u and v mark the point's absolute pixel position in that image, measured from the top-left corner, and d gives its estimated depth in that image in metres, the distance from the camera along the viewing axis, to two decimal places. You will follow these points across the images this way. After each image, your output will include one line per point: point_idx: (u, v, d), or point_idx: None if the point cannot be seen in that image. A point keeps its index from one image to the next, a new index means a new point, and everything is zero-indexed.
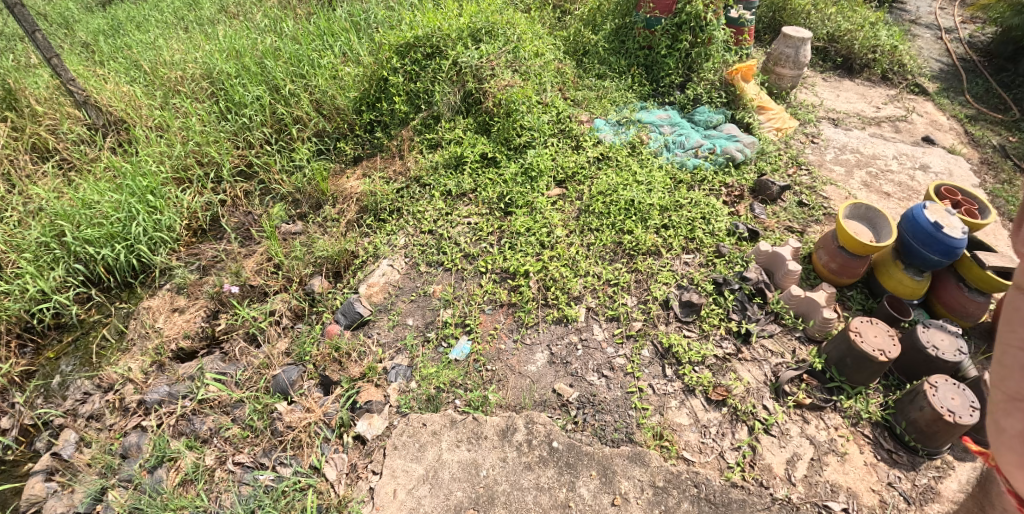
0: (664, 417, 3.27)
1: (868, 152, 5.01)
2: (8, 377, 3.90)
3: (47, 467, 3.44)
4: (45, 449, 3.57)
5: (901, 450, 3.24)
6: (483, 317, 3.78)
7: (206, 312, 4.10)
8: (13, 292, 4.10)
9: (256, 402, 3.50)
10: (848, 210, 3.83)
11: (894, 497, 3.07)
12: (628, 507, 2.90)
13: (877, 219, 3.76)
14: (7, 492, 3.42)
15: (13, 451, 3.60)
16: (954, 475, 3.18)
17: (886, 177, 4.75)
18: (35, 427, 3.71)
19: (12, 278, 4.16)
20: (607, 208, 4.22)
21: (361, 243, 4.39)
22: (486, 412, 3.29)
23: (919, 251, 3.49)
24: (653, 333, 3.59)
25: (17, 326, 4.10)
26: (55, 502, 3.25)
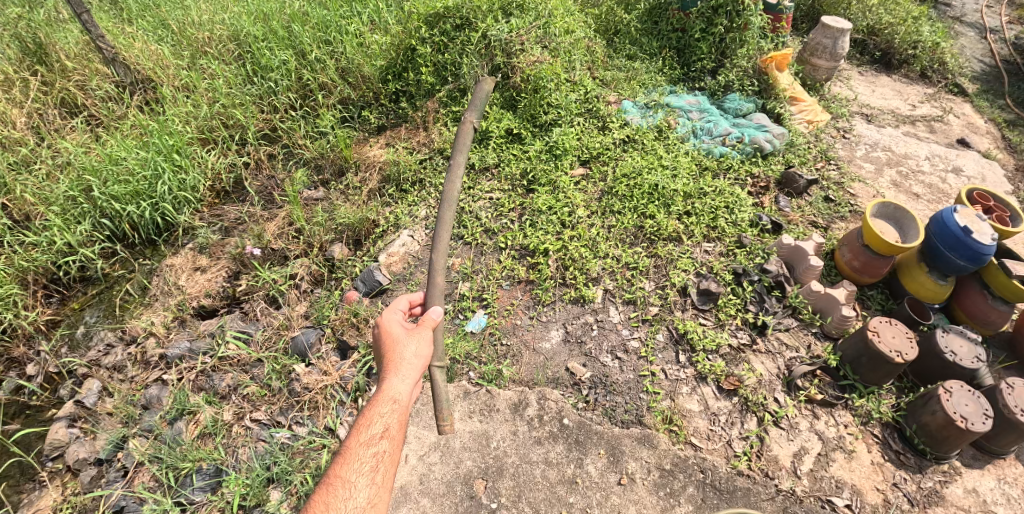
0: (675, 402, 3.29)
1: (901, 150, 4.89)
2: (35, 325, 4.03)
3: (70, 414, 3.54)
4: (69, 397, 3.68)
5: (909, 452, 3.22)
6: (501, 292, 3.80)
7: (227, 273, 4.16)
8: (41, 243, 4.21)
9: (274, 362, 3.57)
10: (876, 208, 3.76)
11: (898, 497, 3.07)
12: (634, 487, 2.96)
13: (904, 219, 3.70)
14: (33, 435, 3.55)
15: (38, 396, 3.73)
16: (961, 481, 3.17)
17: (917, 177, 4.64)
18: (60, 375, 3.84)
19: (41, 231, 4.27)
20: (630, 192, 4.19)
21: (382, 212, 4.43)
22: (499, 386, 3.34)
23: (945, 254, 3.42)
24: (669, 319, 3.59)
25: (44, 277, 4.23)
26: (80, 448, 3.35)
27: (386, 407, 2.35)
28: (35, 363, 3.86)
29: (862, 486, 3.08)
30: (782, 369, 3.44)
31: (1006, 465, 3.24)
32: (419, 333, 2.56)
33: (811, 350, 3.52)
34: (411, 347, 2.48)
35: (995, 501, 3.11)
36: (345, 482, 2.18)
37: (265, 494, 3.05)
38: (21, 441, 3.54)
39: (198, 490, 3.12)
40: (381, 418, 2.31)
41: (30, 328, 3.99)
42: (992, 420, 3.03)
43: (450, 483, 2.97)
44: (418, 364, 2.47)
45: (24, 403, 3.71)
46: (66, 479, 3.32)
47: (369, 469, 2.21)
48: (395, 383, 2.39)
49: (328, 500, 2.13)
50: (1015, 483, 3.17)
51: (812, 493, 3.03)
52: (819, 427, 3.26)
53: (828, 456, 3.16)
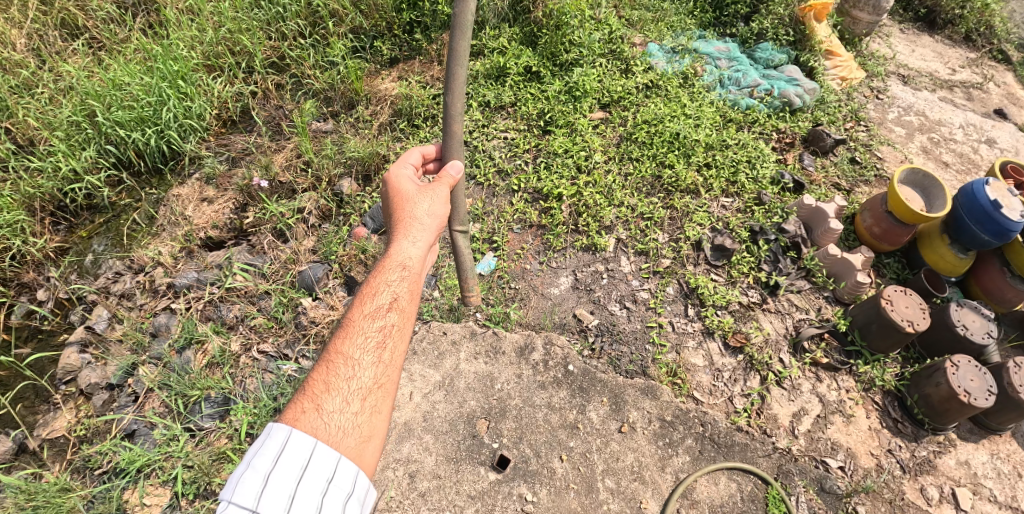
0: (680, 355, 3.28)
1: (935, 116, 4.66)
2: (43, 251, 4.01)
3: (81, 340, 3.56)
4: (80, 323, 3.71)
5: (907, 421, 3.22)
6: (511, 235, 3.77)
7: (235, 205, 4.11)
8: (45, 169, 4.14)
9: (281, 295, 3.57)
10: (905, 174, 3.61)
11: (891, 463, 3.07)
12: (635, 435, 2.97)
13: (932, 188, 3.55)
14: (46, 359, 3.60)
15: (49, 321, 3.76)
16: (954, 452, 3.16)
17: (948, 144, 4.46)
18: (70, 301, 3.84)
19: (45, 156, 4.20)
20: (649, 139, 4.07)
21: (393, 148, 4.33)
22: (506, 329, 3.34)
23: (970, 228, 3.30)
24: (681, 273, 3.53)
25: (51, 205, 4.19)
26: (92, 373, 3.39)
27: (393, 276, 2.28)
28: (45, 289, 3.87)
29: (856, 450, 3.09)
30: (790, 329, 3.40)
31: (1000, 441, 3.24)
32: (431, 193, 2.48)
33: (821, 313, 3.47)
34: (423, 206, 2.42)
35: (986, 474, 3.12)
36: (348, 358, 2.06)
37: (272, 424, 3.10)
38: (34, 365, 3.59)
39: (207, 417, 3.17)
40: (389, 288, 2.24)
41: (39, 255, 3.98)
42: (994, 397, 3.02)
43: (453, 422, 2.99)
44: (429, 229, 2.42)
45: (36, 328, 3.75)
46: (80, 402, 3.35)
47: (375, 344, 2.11)
48: (404, 250, 2.32)
49: (329, 378, 2.01)
50: (1008, 459, 3.18)
51: (806, 452, 3.05)
52: (821, 390, 3.25)
53: (827, 418, 3.16)
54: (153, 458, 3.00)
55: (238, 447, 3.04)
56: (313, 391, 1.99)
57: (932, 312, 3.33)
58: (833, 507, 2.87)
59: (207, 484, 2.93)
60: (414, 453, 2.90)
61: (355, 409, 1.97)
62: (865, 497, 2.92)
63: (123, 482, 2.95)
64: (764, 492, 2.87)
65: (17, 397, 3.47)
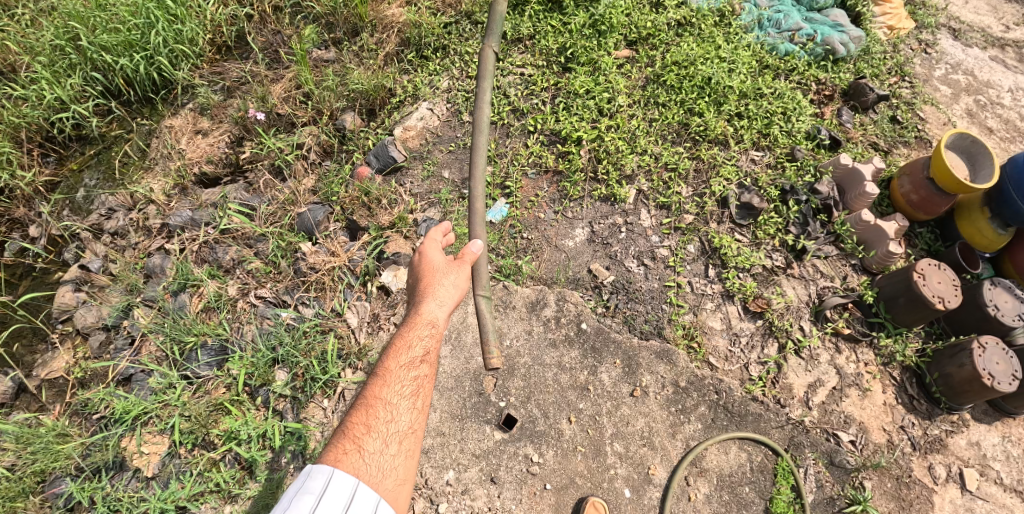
0: (697, 317, 3.12)
1: (986, 76, 4.30)
2: (34, 186, 3.79)
3: (76, 278, 3.41)
4: (74, 262, 3.53)
5: (922, 399, 3.10)
6: (524, 181, 3.54)
7: (230, 139, 3.86)
8: (29, 98, 3.87)
9: (279, 239, 3.37)
10: (952, 138, 3.31)
11: (902, 440, 2.97)
12: (646, 399, 2.88)
13: (978, 156, 3.26)
14: (41, 298, 3.43)
15: (42, 259, 3.60)
16: (965, 432, 3.06)
17: (996, 109, 4.13)
18: (62, 239, 3.65)
19: (27, 84, 3.91)
20: (678, 83, 3.77)
21: (399, 80, 4.02)
22: (517, 282, 3.19)
23: (1015, 201, 3.06)
24: (703, 230, 3.32)
25: (39, 135, 3.92)
26: (88, 313, 3.24)
27: (424, 332, 2.18)
28: (37, 225, 3.67)
29: (868, 424, 2.98)
30: (812, 297, 3.22)
31: (1014, 424, 3.11)
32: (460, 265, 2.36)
33: (846, 282, 3.27)
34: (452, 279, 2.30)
35: (995, 457, 3.02)
36: (387, 402, 2.00)
37: (270, 375, 2.97)
38: (30, 303, 3.44)
39: (205, 366, 3.03)
40: (421, 342, 2.15)
41: (29, 190, 3.76)
42: (1017, 383, 2.90)
43: (459, 378, 2.92)
44: (456, 295, 2.30)
45: (30, 265, 3.58)
46: (77, 343, 3.24)
47: (410, 393, 2.04)
48: (434, 309, 2.22)
49: (368, 420, 1.95)
50: (1019, 443, 3.07)
51: (819, 424, 2.93)
52: (839, 361, 3.10)
53: (842, 391, 3.02)
54: (149, 406, 2.89)
55: (236, 398, 2.92)
56: (352, 433, 1.92)
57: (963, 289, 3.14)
58: (840, 481, 2.82)
59: (204, 435, 2.84)
60: None
61: (394, 451, 1.91)
62: (873, 472, 2.85)
63: (121, 430, 2.85)
64: (773, 464, 2.82)
65: (14, 336, 3.34)
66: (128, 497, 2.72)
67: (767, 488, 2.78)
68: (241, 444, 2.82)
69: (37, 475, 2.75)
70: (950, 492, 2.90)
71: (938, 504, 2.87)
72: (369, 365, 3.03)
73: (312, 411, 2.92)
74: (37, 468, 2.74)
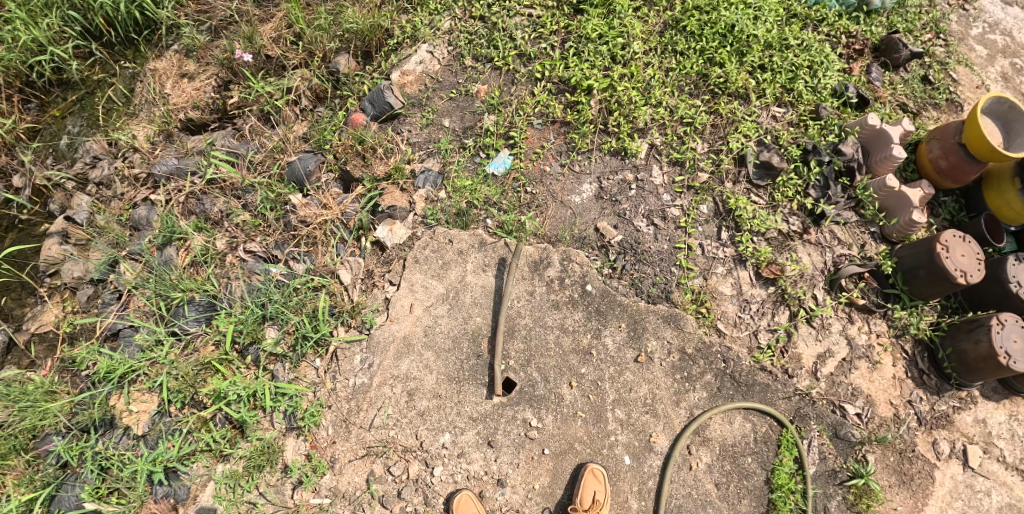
0: (707, 281, 3.01)
1: (1023, 37, 4.05)
2: (13, 134, 3.56)
3: (62, 230, 3.27)
4: (60, 213, 3.37)
5: (932, 374, 3.03)
6: (530, 131, 3.36)
7: (217, 82, 3.66)
8: (4, 39, 3.59)
9: (268, 190, 3.20)
10: (989, 103, 3.21)
11: (909, 415, 2.92)
12: (650, 366, 2.79)
13: (1016, 123, 3.19)
14: (28, 252, 3.27)
15: (26, 211, 3.40)
16: (973, 409, 3.00)
17: None
18: (48, 189, 3.43)
19: (1, 23, 3.63)
20: (699, 30, 3.57)
21: (397, 20, 3.78)
22: (519, 240, 3.04)
23: None
24: (718, 191, 3.19)
25: (18, 81, 3.68)
26: (74, 266, 3.15)
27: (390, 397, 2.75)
28: (21, 175, 3.45)
29: (875, 398, 2.92)
30: (828, 265, 3.11)
31: (1022, 403, 3.05)
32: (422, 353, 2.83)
33: (864, 250, 3.17)
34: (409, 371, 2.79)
35: (1000, 435, 2.97)
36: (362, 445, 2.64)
37: (260, 333, 2.85)
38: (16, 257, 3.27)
39: (193, 322, 2.90)
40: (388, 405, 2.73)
41: (8, 137, 3.51)
42: None
43: (456, 339, 2.83)
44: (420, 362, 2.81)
45: (15, 217, 3.38)
46: (65, 297, 3.11)
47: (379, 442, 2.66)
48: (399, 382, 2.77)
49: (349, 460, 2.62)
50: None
51: (825, 396, 2.87)
52: (851, 332, 3.02)
53: (852, 363, 2.95)
54: (137, 364, 2.77)
55: (225, 357, 2.80)
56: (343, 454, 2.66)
57: (986, 263, 3.05)
58: (843, 453, 2.79)
59: (193, 395, 2.73)
60: (413, 370, 2.77)
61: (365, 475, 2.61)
62: (876, 446, 2.81)
63: (108, 388, 2.74)
64: (778, 435, 2.76)
65: (2, 289, 3.18)
66: (117, 455, 2.64)
67: (769, 459, 2.73)
68: (231, 404, 2.72)
69: (27, 432, 2.67)
70: (952, 468, 2.87)
71: (940, 479, 2.84)
72: (363, 323, 2.88)
73: (304, 371, 2.82)
74: (26, 426, 2.65)
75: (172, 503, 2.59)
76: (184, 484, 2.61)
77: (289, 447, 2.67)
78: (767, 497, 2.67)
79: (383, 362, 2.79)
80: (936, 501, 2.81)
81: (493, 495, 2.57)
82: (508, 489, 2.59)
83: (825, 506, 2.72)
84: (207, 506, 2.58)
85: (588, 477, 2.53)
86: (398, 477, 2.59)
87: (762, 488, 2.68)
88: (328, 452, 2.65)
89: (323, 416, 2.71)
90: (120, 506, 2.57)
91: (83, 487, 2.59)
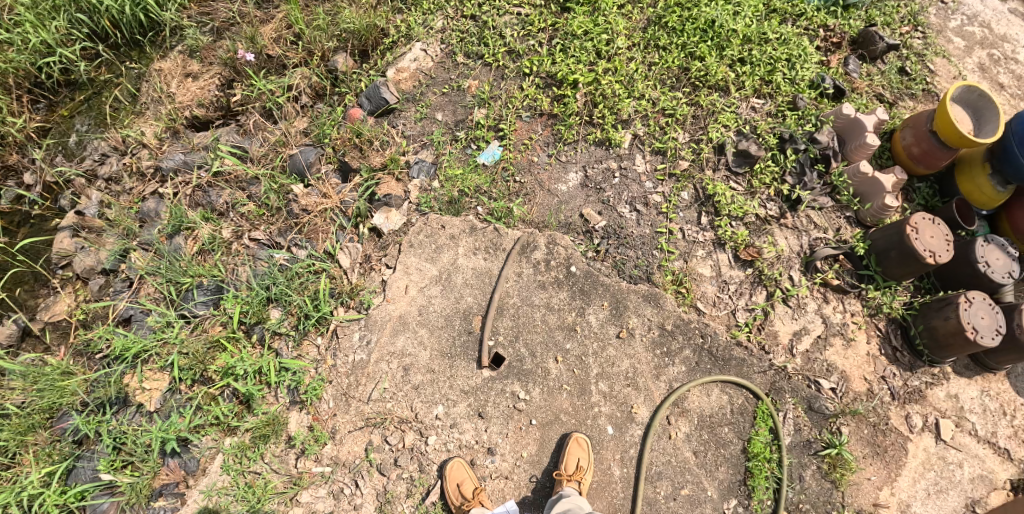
0: (687, 264, 3.18)
1: (1001, 29, 4.14)
2: (24, 132, 3.73)
3: (73, 224, 3.40)
4: (70, 208, 3.52)
5: (905, 351, 3.13)
6: (519, 124, 3.54)
7: (220, 81, 3.83)
8: (14, 42, 3.77)
9: (271, 181, 3.38)
10: (959, 91, 3.26)
11: (883, 390, 3.02)
12: (632, 341, 2.99)
13: (986, 110, 3.22)
14: (40, 245, 3.44)
15: (38, 206, 3.57)
16: (946, 385, 3.08)
17: (1008, 65, 4.01)
18: (58, 186, 3.61)
19: (12, 27, 3.81)
20: (681, 26, 3.74)
21: (393, 20, 3.95)
22: (508, 225, 3.25)
23: (1015, 156, 3.01)
24: (698, 178, 3.35)
25: (26, 81, 3.84)
26: (87, 256, 3.29)
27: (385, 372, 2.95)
28: (31, 172, 3.61)
29: (850, 374, 3.03)
30: (804, 247, 3.26)
31: (993, 379, 3.12)
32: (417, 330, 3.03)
33: (839, 234, 3.30)
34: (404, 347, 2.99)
35: (972, 409, 3.05)
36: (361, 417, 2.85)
37: (264, 313, 3.03)
38: (28, 250, 3.43)
39: (201, 305, 3.08)
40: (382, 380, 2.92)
41: (20, 136, 3.68)
42: (1000, 338, 2.91)
43: (449, 318, 3.04)
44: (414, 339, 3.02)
45: (27, 213, 3.54)
46: (78, 287, 3.30)
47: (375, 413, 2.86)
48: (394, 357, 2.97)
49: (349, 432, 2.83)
50: (997, 397, 3.08)
51: (802, 371, 3.00)
52: (826, 311, 3.15)
53: (827, 340, 3.09)
54: (149, 344, 2.94)
55: (232, 336, 2.98)
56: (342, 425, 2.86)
57: (956, 245, 3.13)
58: (818, 425, 2.91)
59: (202, 371, 2.91)
60: (408, 346, 2.98)
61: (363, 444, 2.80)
62: (850, 419, 2.92)
63: (122, 368, 2.92)
64: (753, 407, 2.92)
65: (15, 281, 3.33)
66: (131, 430, 2.79)
67: (746, 429, 2.89)
68: (239, 379, 2.89)
69: (45, 412, 2.82)
70: (925, 441, 2.95)
71: (913, 451, 2.93)
72: (361, 304, 3.08)
73: (306, 349, 3.01)
74: (44, 405, 2.81)
75: (183, 474, 2.76)
76: (194, 457, 2.78)
77: (293, 420, 2.86)
78: (743, 465, 2.83)
79: (380, 339, 3.00)
80: (909, 471, 2.89)
81: (484, 462, 2.78)
82: (498, 457, 2.80)
83: (800, 475, 2.82)
84: (217, 476, 2.76)
85: (572, 444, 2.74)
86: (394, 446, 2.79)
87: (738, 456, 2.84)
88: (329, 424, 2.84)
89: (324, 391, 2.90)
90: (134, 478, 2.72)
91: (99, 460, 2.74)
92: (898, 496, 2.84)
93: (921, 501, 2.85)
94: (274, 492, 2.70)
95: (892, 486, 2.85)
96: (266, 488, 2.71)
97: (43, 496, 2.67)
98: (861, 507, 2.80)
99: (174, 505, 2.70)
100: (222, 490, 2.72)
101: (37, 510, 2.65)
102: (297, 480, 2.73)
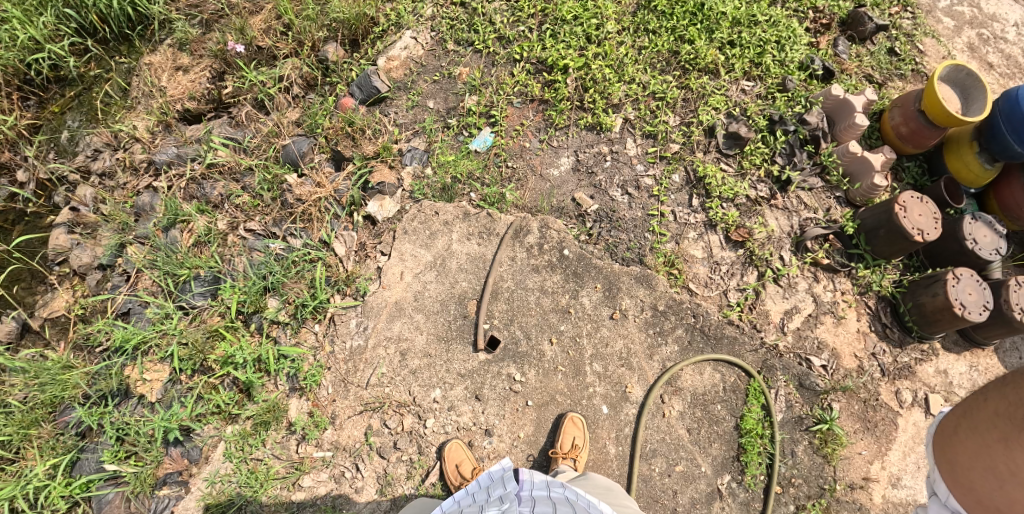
0: (679, 245, 3.22)
1: (990, 9, 4.15)
2: (14, 130, 3.72)
3: (68, 221, 3.42)
4: (64, 204, 3.52)
5: (895, 327, 3.17)
6: (510, 110, 3.57)
7: (211, 73, 3.83)
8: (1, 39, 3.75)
9: (266, 172, 3.39)
10: (948, 70, 3.26)
11: (872, 366, 3.07)
12: (626, 322, 3.04)
13: (973, 90, 3.23)
14: (35, 242, 3.45)
15: (32, 204, 3.56)
16: (935, 360, 3.14)
17: (997, 44, 4.03)
18: (51, 183, 3.59)
19: None
20: (670, 9, 3.75)
21: (382, 9, 3.94)
22: (500, 210, 3.29)
23: (1003, 137, 3.03)
24: (689, 160, 3.39)
25: (16, 78, 3.83)
26: (83, 253, 3.30)
27: (377, 358, 2.98)
28: (24, 170, 3.61)
29: (840, 351, 3.08)
30: (795, 228, 3.29)
31: (981, 355, 3.18)
32: (410, 316, 3.05)
33: (830, 214, 3.33)
34: (396, 330, 3.02)
35: (960, 384, 3.11)
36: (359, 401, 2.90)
37: (262, 302, 3.06)
38: (23, 246, 3.44)
39: (199, 296, 3.11)
40: (374, 367, 2.95)
41: (11, 134, 3.67)
42: (987, 312, 2.95)
43: (444, 302, 3.08)
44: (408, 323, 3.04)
45: (20, 210, 3.54)
46: (74, 282, 3.30)
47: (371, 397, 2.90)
48: (388, 341, 3.00)
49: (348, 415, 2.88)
50: (985, 372, 3.15)
51: (792, 349, 3.05)
52: (817, 290, 3.19)
53: (817, 318, 3.13)
54: (148, 336, 2.97)
55: (230, 325, 3.01)
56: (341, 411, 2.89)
57: (944, 223, 3.17)
58: (810, 402, 2.95)
59: (202, 360, 2.94)
60: (404, 331, 3.02)
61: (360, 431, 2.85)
62: (841, 395, 2.97)
63: (122, 359, 2.95)
64: (746, 384, 2.97)
65: (12, 279, 3.34)
66: (133, 421, 2.82)
67: (738, 406, 2.94)
68: (239, 368, 2.93)
69: (46, 406, 2.85)
70: (914, 415, 3.01)
71: (902, 426, 2.98)
72: (357, 291, 3.12)
73: (304, 336, 3.04)
74: (46, 399, 2.84)
75: (186, 463, 2.79)
76: (196, 446, 2.82)
77: (293, 406, 2.90)
78: (736, 441, 2.88)
79: (376, 324, 3.04)
80: (898, 445, 2.94)
81: (481, 443, 2.84)
82: (495, 438, 2.85)
83: (793, 450, 2.87)
84: (219, 464, 2.79)
85: (568, 424, 2.81)
86: (394, 429, 2.84)
87: (731, 432, 2.90)
88: (329, 409, 2.89)
89: (324, 377, 2.95)
90: (137, 467, 2.76)
91: (102, 452, 2.77)
92: (887, 470, 2.90)
93: (911, 474, 2.90)
94: (276, 477, 2.75)
95: (882, 460, 2.91)
96: (268, 473, 2.76)
97: (49, 488, 2.71)
98: (853, 481, 2.85)
99: (178, 493, 2.74)
100: (223, 477, 2.75)
101: (43, 502, 2.69)
102: (298, 465, 2.77)
